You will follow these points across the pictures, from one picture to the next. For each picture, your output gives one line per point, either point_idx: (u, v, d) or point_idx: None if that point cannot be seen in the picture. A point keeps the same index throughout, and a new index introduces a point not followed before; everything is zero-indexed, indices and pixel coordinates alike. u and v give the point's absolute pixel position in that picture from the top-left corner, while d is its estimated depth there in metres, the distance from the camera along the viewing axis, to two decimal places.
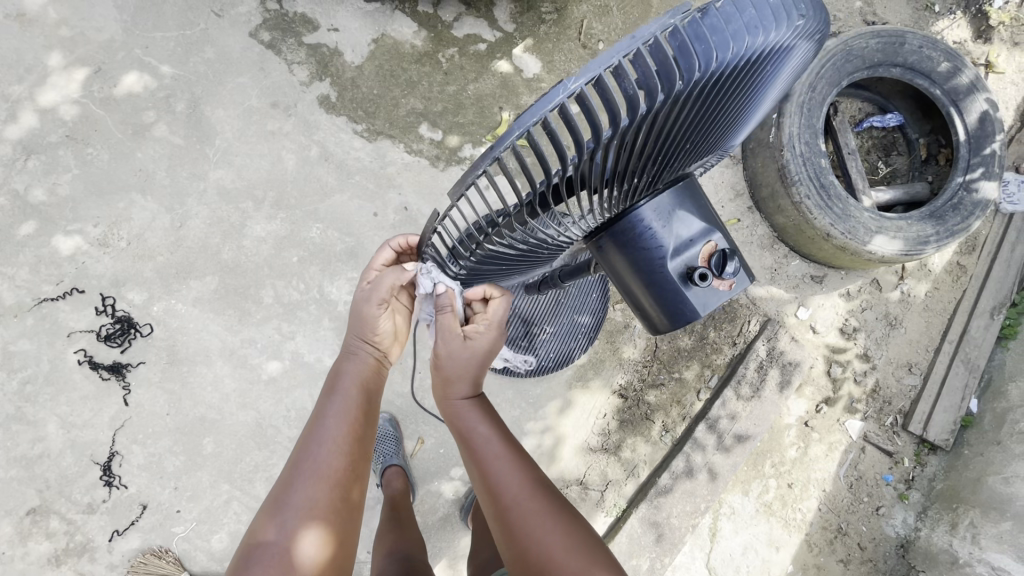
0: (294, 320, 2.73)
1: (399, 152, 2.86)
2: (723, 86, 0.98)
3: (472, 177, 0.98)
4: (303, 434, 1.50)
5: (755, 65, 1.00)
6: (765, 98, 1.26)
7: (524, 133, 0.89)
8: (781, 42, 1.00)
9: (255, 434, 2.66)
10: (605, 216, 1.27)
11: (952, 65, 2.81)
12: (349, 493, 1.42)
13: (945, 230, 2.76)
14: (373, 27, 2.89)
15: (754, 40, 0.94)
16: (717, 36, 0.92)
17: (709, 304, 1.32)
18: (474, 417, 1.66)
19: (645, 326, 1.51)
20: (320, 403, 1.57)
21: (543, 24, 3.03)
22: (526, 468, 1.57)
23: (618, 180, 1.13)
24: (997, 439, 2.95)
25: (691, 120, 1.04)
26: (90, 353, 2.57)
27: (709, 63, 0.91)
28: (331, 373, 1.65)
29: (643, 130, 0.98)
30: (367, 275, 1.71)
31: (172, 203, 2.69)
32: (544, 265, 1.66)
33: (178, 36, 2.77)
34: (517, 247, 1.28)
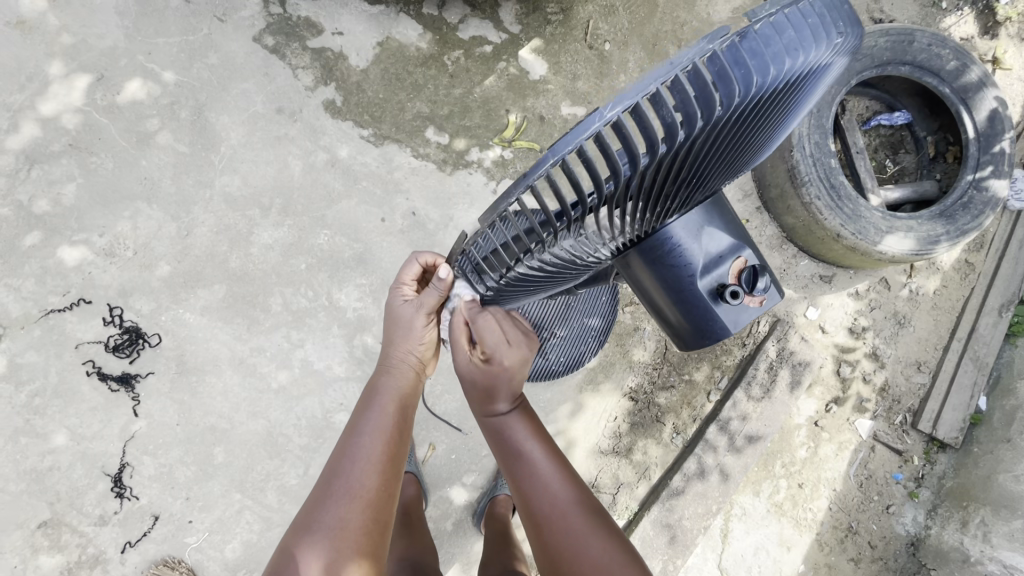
0: (303, 327, 2.71)
1: (406, 157, 2.84)
2: (760, 108, 0.98)
3: (506, 204, 1.01)
4: (336, 452, 1.50)
5: (792, 86, 0.99)
6: (799, 114, 1.25)
7: (561, 160, 0.91)
8: (818, 62, 0.99)
9: (266, 443, 2.65)
10: (635, 236, 1.28)
11: (961, 63, 2.79)
12: (383, 516, 1.41)
13: (956, 229, 2.75)
14: (378, 30, 2.86)
15: (793, 62, 0.93)
16: (756, 60, 0.92)
17: (740, 320, 1.33)
18: (513, 427, 1.64)
19: (672, 340, 1.52)
20: (354, 421, 1.57)
21: (549, 25, 3.01)
22: (568, 477, 1.56)
23: (652, 203, 1.13)
24: (1006, 437, 2.96)
25: (726, 142, 1.05)
26: (98, 364, 2.55)
27: (748, 88, 0.91)
28: (366, 391, 1.67)
29: (679, 154, 0.98)
30: (399, 290, 1.72)
31: (178, 212, 2.66)
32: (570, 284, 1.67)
33: (181, 42, 2.73)
34: (545, 268, 1.30)
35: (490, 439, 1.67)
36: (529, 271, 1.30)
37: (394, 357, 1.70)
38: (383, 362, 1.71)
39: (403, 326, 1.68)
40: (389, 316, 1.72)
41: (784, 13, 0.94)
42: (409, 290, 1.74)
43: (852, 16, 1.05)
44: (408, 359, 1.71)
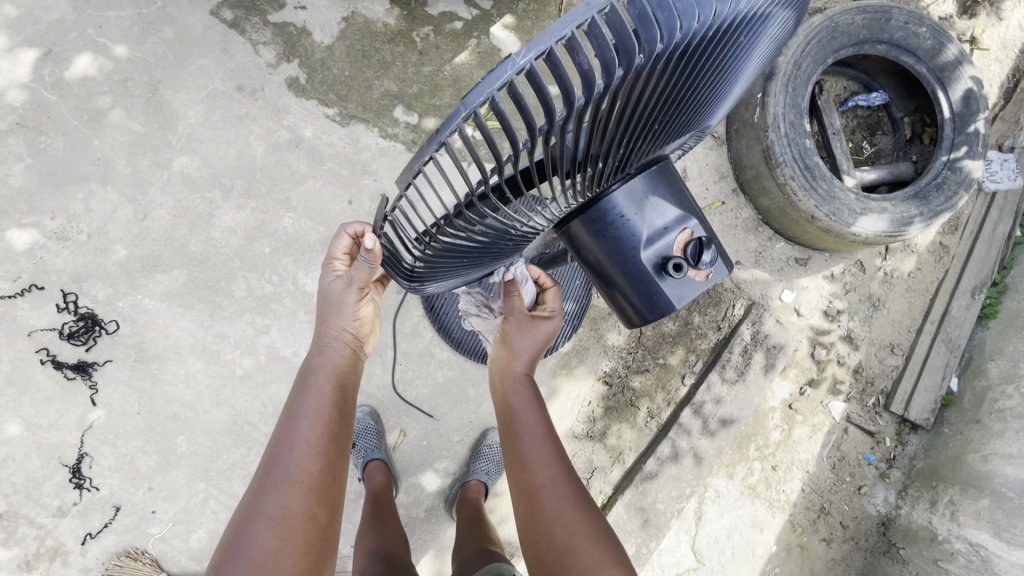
0: (268, 313, 2.64)
1: (373, 137, 2.75)
2: (689, 57, 0.93)
3: (421, 163, 0.96)
4: (274, 438, 1.45)
5: (724, 35, 0.94)
6: (743, 72, 1.21)
7: (471, 115, 0.86)
8: (752, 10, 0.95)
9: (231, 431, 2.59)
10: (570, 202, 1.22)
11: (938, 41, 2.75)
12: (329, 498, 1.38)
13: (930, 210, 2.74)
14: (343, 5, 2.74)
15: (722, 8, 0.88)
16: (681, 4, 0.86)
17: (684, 294, 1.29)
18: (523, 392, 1.83)
19: (623, 320, 1.48)
20: (291, 404, 1.52)
21: (522, 1, 2.90)
22: (556, 449, 1.67)
23: (583, 163, 1.08)
24: (976, 417, 2.99)
25: (659, 96, 0.99)
26: (53, 352, 2.46)
27: (672, 33, 0.86)
28: (303, 371, 1.61)
29: (602, 108, 0.93)
30: (330, 265, 1.60)
31: (134, 194, 2.56)
32: (514, 255, 1.64)
33: (134, 15, 2.61)
34: (474, 239, 1.25)
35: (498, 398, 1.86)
36: (457, 240, 1.24)
37: (332, 337, 1.64)
38: (318, 342, 1.65)
39: (336, 305, 1.61)
40: (321, 295, 1.63)
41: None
42: (342, 266, 1.61)
43: None
44: (344, 335, 1.66)
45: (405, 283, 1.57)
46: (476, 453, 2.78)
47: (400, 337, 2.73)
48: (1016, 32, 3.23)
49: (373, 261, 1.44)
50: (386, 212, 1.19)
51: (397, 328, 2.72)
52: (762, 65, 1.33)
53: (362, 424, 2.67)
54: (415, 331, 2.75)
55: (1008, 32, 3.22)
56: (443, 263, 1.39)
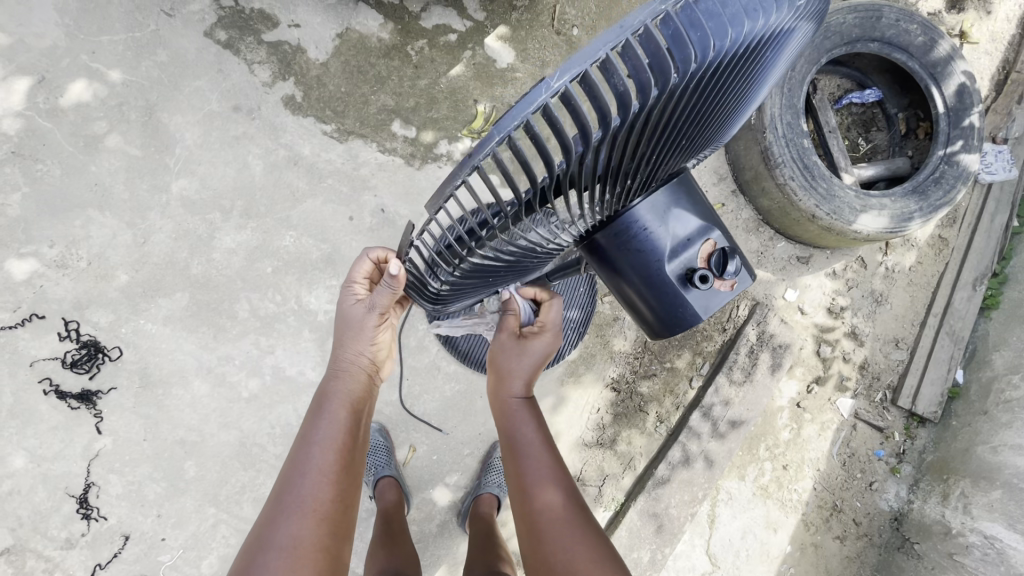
0: (273, 333, 2.62)
1: (371, 152, 2.74)
2: (718, 74, 0.93)
3: (452, 188, 0.95)
4: (287, 465, 1.44)
5: (753, 52, 0.96)
6: (763, 84, 1.22)
7: (506, 138, 0.85)
8: (779, 26, 0.96)
9: (239, 454, 2.57)
10: (595, 219, 1.22)
11: (929, 37, 2.77)
12: (339, 530, 1.36)
13: (929, 206, 2.76)
14: (336, 21, 2.73)
15: (752, 25, 0.90)
16: (712, 22, 0.87)
17: (711, 305, 1.30)
18: (522, 415, 1.83)
19: (643, 331, 1.48)
20: (306, 430, 1.51)
21: (515, 11, 2.89)
22: (557, 468, 1.70)
23: (610, 181, 1.08)
24: (984, 409, 3.00)
25: (687, 112, 1.00)
26: (56, 382, 2.44)
27: (705, 52, 0.87)
28: (318, 396, 1.61)
29: (635, 129, 0.93)
30: (351, 289, 1.60)
31: (134, 218, 2.54)
32: (535, 272, 1.60)
33: (128, 39, 2.59)
34: (501, 257, 1.24)
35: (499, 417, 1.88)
36: (484, 261, 1.23)
37: (347, 361, 1.64)
38: (334, 365, 1.65)
39: (353, 330, 1.61)
40: (340, 319, 1.63)
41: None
42: (361, 290, 1.62)
43: None
44: (361, 361, 1.65)
45: (427, 304, 1.56)
46: (487, 466, 2.77)
47: (406, 352, 2.71)
48: (1004, 25, 3.26)
49: (397, 287, 1.43)
50: (412, 235, 1.18)
51: (403, 343, 2.71)
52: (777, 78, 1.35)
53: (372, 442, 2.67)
54: (420, 346, 2.73)
55: (997, 25, 3.25)
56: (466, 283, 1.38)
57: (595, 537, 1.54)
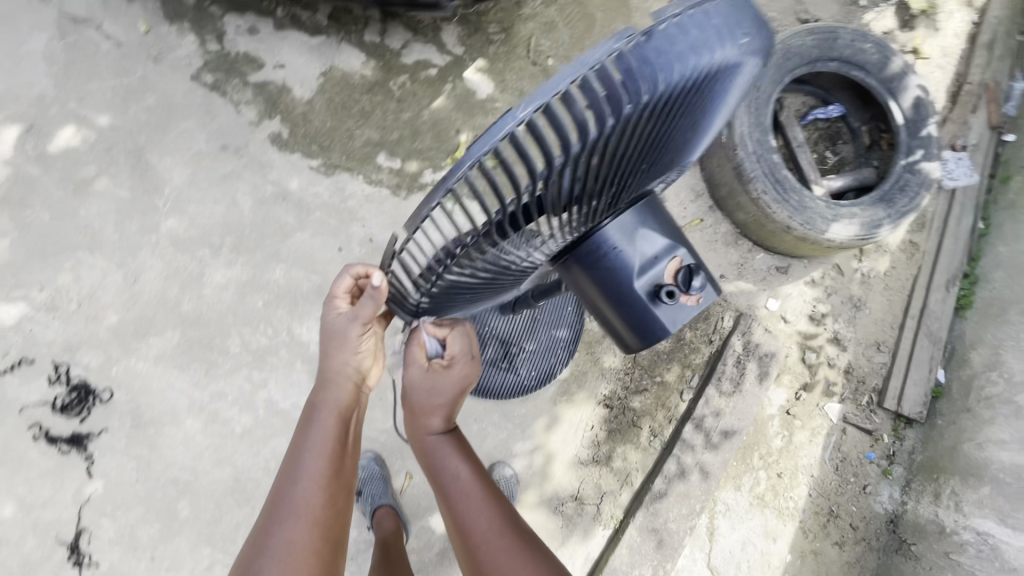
0: (265, 366, 2.63)
1: (358, 184, 2.81)
2: (672, 104, 1.02)
3: (429, 207, 1.05)
4: (281, 473, 1.48)
5: (702, 85, 1.04)
6: (721, 114, 1.31)
7: (475, 162, 0.96)
8: (726, 61, 1.05)
9: (234, 491, 2.54)
10: (567, 237, 1.30)
11: (883, 55, 2.94)
12: (332, 533, 1.42)
13: (896, 212, 2.87)
14: (320, 61, 2.82)
15: (698, 61, 0.99)
16: (662, 59, 0.96)
17: (679, 319, 1.34)
18: (446, 449, 1.79)
19: (619, 346, 1.53)
20: (298, 439, 1.54)
21: (492, 45, 3.00)
22: (489, 496, 1.68)
23: (578, 203, 1.15)
24: (966, 407, 3.10)
25: (646, 139, 1.08)
26: (45, 427, 2.43)
27: (655, 85, 0.96)
28: (308, 407, 1.61)
29: (594, 155, 1.02)
30: (333, 303, 1.57)
31: (123, 259, 2.57)
32: (515, 288, 1.63)
33: (115, 85, 2.65)
34: (477, 275, 1.30)
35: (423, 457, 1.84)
36: (460, 279, 1.30)
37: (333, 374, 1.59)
38: (320, 379, 1.62)
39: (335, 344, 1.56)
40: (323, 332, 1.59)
41: (689, 13, 0.97)
42: (343, 304, 1.58)
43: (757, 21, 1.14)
44: (348, 373, 1.60)
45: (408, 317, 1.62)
46: None
47: (398, 379, 2.73)
48: (955, 40, 3.44)
49: (379, 299, 1.42)
50: (394, 252, 1.26)
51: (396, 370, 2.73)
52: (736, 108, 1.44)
53: (368, 471, 2.65)
54: None
55: (947, 40, 3.44)
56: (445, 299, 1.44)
57: (540, 556, 1.54)
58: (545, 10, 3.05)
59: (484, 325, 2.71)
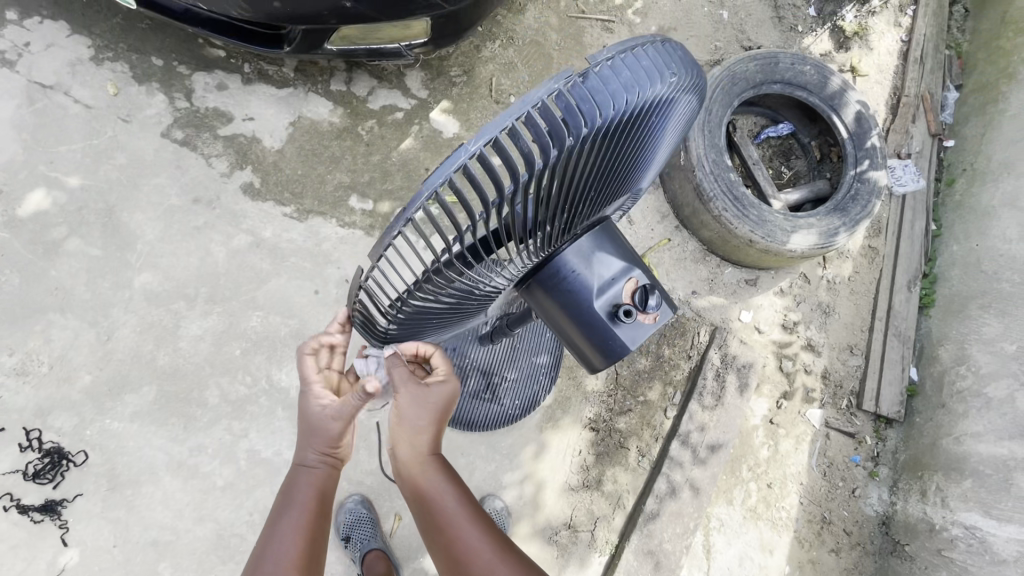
0: (245, 416, 2.60)
1: (332, 228, 2.86)
2: (611, 137, 1.09)
3: (390, 237, 1.10)
4: (256, 551, 1.47)
5: (640, 118, 1.13)
6: (661, 145, 1.40)
7: (432, 194, 1.01)
8: (656, 98, 1.14)
9: (218, 547, 2.50)
10: (525, 261, 1.36)
11: (822, 75, 3.14)
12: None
13: (851, 220, 3.01)
14: (289, 111, 2.90)
15: (630, 98, 1.07)
16: (598, 96, 1.04)
17: (638, 337, 1.39)
18: (434, 475, 1.68)
19: (584, 366, 1.57)
20: (273, 518, 1.54)
21: (455, 87, 3.12)
22: (484, 524, 1.63)
23: (531, 229, 1.20)
24: (941, 402, 3.18)
25: (591, 168, 1.15)
26: (17, 496, 2.36)
27: (593, 119, 1.02)
28: (284, 484, 1.63)
29: (543, 184, 1.07)
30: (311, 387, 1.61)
31: (96, 317, 2.55)
32: (481, 314, 1.73)
33: (85, 146, 2.69)
34: (442, 300, 1.35)
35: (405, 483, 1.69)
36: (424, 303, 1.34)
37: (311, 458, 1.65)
38: (296, 462, 1.65)
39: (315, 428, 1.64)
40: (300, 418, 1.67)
41: (617, 59, 1.10)
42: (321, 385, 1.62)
43: (684, 63, 1.25)
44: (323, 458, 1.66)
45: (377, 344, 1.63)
46: None
47: (381, 418, 2.71)
48: (887, 58, 3.69)
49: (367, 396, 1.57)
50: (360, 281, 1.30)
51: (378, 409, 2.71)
52: (676, 139, 1.55)
53: (355, 515, 2.59)
54: None
55: (881, 58, 3.68)
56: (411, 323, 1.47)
57: None
58: (504, 51, 3.20)
59: (464, 357, 2.73)
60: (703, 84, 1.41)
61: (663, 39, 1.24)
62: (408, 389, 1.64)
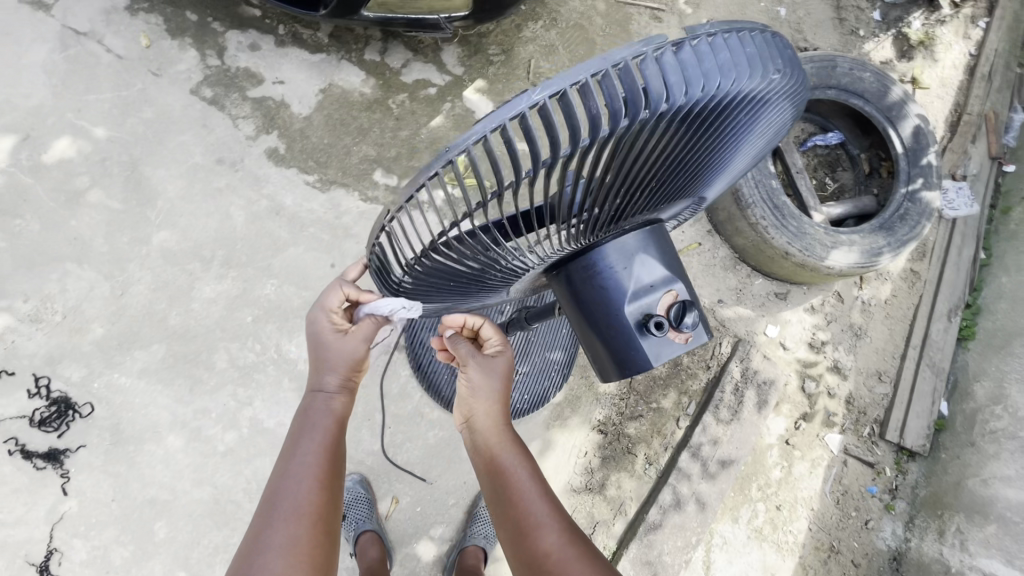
0: (251, 384, 2.58)
1: (353, 201, 2.79)
2: (690, 121, 0.98)
3: (426, 178, 1.01)
4: (276, 470, 1.42)
5: (727, 109, 1.02)
6: (741, 153, 1.28)
7: (479, 137, 0.92)
8: (750, 91, 1.02)
9: (213, 512, 2.48)
10: (561, 245, 1.27)
11: (882, 84, 2.94)
12: (330, 530, 1.36)
13: (897, 240, 2.84)
14: (320, 78, 2.82)
15: (723, 82, 0.96)
16: (687, 72, 0.93)
17: (664, 353, 1.29)
18: (511, 448, 1.52)
19: (598, 373, 1.47)
20: (293, 441, 1.47)
21: (491, 66, 3.00)
22: (558, 505, 1.44)
23: (577, 206, 1.11)
24: (970, 440, 3.02)
25: (659, 152, 1.04)
26: (23, 441, 2.38)
27: (676, 95, 0.91)
28: (301, 407, 1.54)
29: (603, 156, 0.97)
30: (326, 319, 1.54)
31: (111, 270, 2.53)
32: (500, 293, 1.66)
33: (114, 97, 2.65)
34: (464, 265, 1.26)
35: (479, 451, 1.54)
36: (444, 263, 1.26)
37: (330, 383, 1.54)
38: (312, 386, 1.55)
39: (330, 353, 1.53)
40: (314, 342, 1.55)
41: (720, 38, 0.98)
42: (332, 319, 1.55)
43: (789, 64, 1.12)
44: (342, 383, 1.56)
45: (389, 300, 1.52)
46: (472, 516, 2.68)
47: (387, 399, 2.66)
48: (953, 71, 3.46)
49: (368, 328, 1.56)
50: (383, 224, 1.23)
51: (385, 390, 2.66)
52: (757, 154, 1.42)
53: (352, 494, 2.56)
54: (403, 393, 2.69)
55: (946, 71, 3.45)
56: (428, 284, 1.40)
57: None
58: (546, 33, 3.07)
59: None
60: (800, 96, 1.28)
61: (771, 34, 1.12)
62: (474, 362, 1.56)
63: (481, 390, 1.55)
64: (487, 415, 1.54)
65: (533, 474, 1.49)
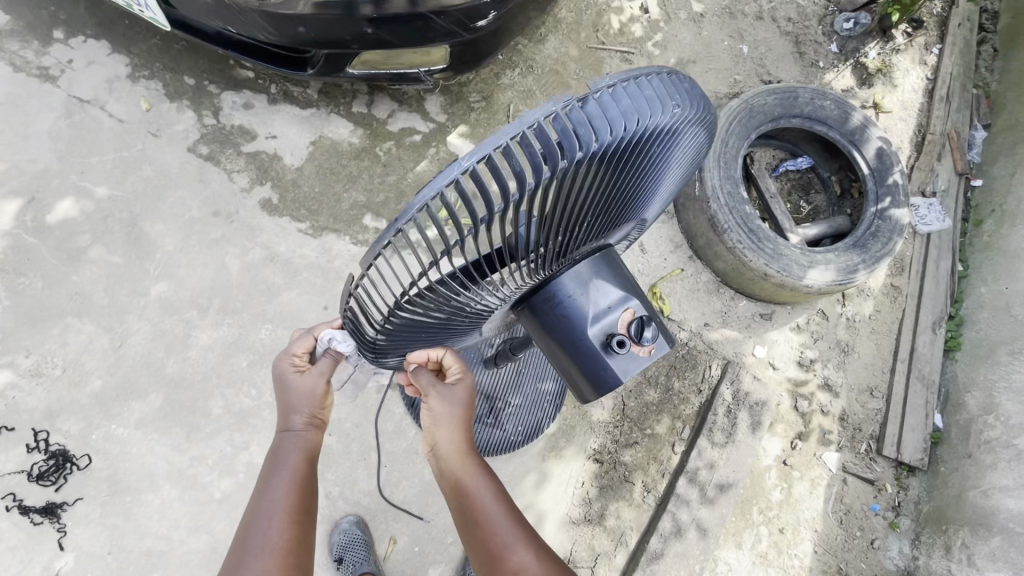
0: (247, 428, 2.61)
1: (345, 245, 2.90)
2: (607, 161, 1.08)
3: (380, 248, 1.11)
4: (247, 511, 1.46)
5: (640, 146, 1.12)
6: (667, 176, 1.38)
7: (422, 206, 1.02)
8: (658, 127, 1.13)
9: (210, 561, 2.49)
10: (520, 282, 1.35)
11: (843, 111, 3.10)
12: (303, 562, 1.40)
13: (870, 257, 2.94)
14: (310, 131, 2.98)
15: (630, 124, 1.06)
16: (595, 121, 1.03)
17: (630, 369, 1.35)
18: (474, 471, 1.57)
19: (576, 394, 1.52)
20: (264, 481, 1.51)
21: (473, 112, 3.17)
22: (523, 524, 1.49)
23: (525, 248, 1.19)
24: (967, 452, 3.02)
25: (586, 193, 1.14)
26: (21, 496, 2.39)
27: (589, 143, 1.01)
28: (271, 448, 1.59)
29: (535, 204, 1.07)
30: (291, 362, 1.64)
31: (111, 323, 2.61)
32: (475, 333, 1.72)
33: (116, 158, 2.80)
34: (432, 315, 1.34)
35: (444, 476, 1.59)
36: (414, 318, 1.33)
37: (296, 422, 1.60)
38: (279, 428, 1.60)
39: (296, 393, 1.60)
40: (280, 386, 1.63)
41: (620, 87, 1.09)
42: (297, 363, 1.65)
43: (691, 94, 1.24)
44: (309, 421, 1.62)
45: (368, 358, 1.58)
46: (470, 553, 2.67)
47: (381, 438, 2.68)
48: (912, 95, 3.64)
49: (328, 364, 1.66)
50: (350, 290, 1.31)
51: (380, 429, 2.68)
52: (685, 171, 1.53)
53: (349, 536, 2.56)
54: (398, 430, 2.70)
55: (906, 95, 3.63)
56: (403, 339, 1.47)
57: None
58: (523, 79, 3.26)
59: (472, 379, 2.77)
60: (711, 118, 1.39)
61: (670, 71, 1.24)
62: (436, 392, 1.59)
63: (444, 418, 1.59)
64: (449, 441, 1.59)
65: (497, 495, 1.54)
